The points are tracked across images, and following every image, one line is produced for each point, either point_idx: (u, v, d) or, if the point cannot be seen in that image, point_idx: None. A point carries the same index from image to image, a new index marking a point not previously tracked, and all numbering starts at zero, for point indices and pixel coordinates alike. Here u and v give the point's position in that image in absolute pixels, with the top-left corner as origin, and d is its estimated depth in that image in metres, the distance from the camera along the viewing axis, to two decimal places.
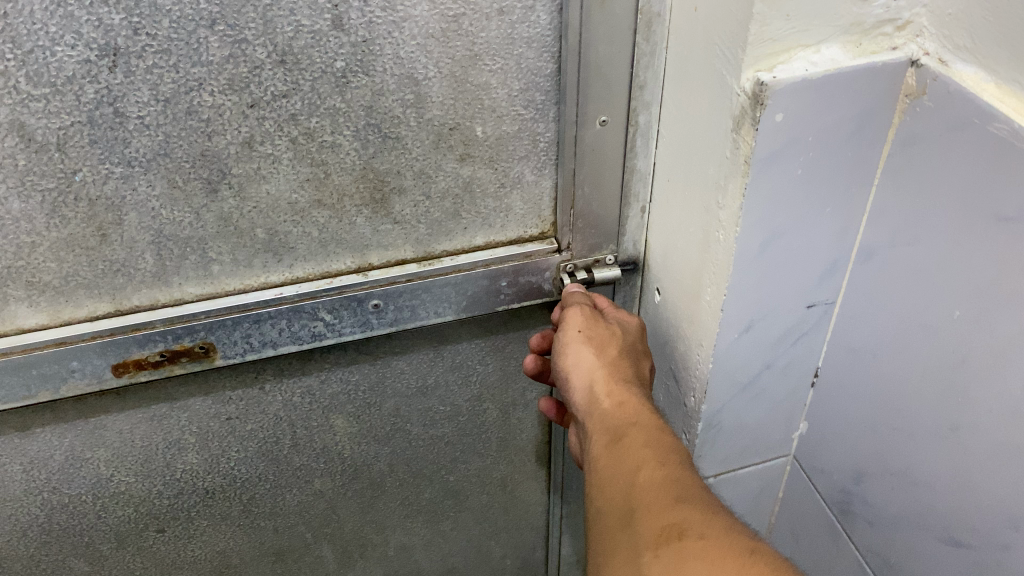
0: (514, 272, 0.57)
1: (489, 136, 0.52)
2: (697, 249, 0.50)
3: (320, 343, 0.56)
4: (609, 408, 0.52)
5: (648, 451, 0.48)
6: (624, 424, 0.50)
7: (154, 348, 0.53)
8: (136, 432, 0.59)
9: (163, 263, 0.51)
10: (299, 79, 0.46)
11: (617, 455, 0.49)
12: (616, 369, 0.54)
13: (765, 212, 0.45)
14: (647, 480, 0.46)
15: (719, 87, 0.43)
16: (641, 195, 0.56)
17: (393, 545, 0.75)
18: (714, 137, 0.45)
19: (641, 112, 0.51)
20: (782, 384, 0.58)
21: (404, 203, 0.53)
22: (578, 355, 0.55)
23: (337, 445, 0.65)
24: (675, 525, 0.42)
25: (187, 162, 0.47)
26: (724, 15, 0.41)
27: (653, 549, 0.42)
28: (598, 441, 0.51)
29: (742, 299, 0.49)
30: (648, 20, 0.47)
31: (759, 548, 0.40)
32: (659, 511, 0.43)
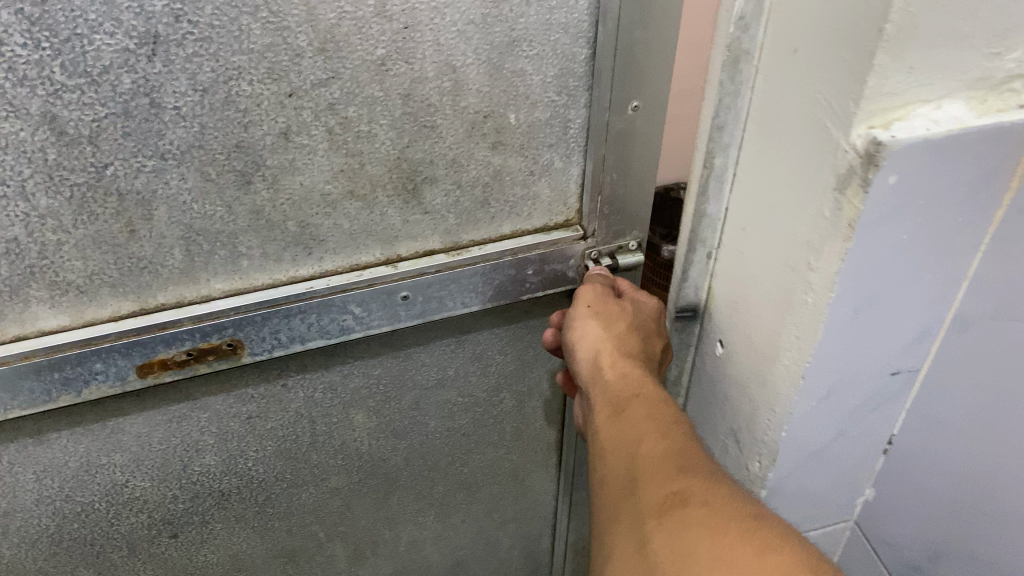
0: (540, 260, 0.57)
1: (521, 124, 0.52)
2: (777, 306, 0.48)
3: (348, 337, 0.55)
4: (614, 379, 0.54)
5: (654, 422, 0.50)
6: (630, 397, 0.52)
7: (181, 347, 0.51)
8: (154, 435, 0.57)
9: (191, 259, 0.49)
10: (339, 67, 0.45)
11: (620, 425, 0.51)
12: (622, 343, 0.55)
13: (862, 276, 0.43)
14: (650, 449, 0.48)
15: (821, 139, 0.41)
16: (709, 240, 0.54)
17: (404, 541, 0.74)
18: (807, 190, 0.43)
19: (717, 155, 0.50)
20: (854, 450, 0.56)
21: (435, 193, 0.53)
22: (586, 327, 0.56)
23: (355, 441, 0.64)
24: (677, 493, 0.44)
25: (221, 153, 0.46)
26: (831, 64, 0.39)
27: (656, 517, 0.44)
28: (603, 412, 0.52)
29: (825, 364, 0.47)
30: (735, 58, 0.46)
31: (761, 514, 0.42)
32: (662, 480, 0.45)
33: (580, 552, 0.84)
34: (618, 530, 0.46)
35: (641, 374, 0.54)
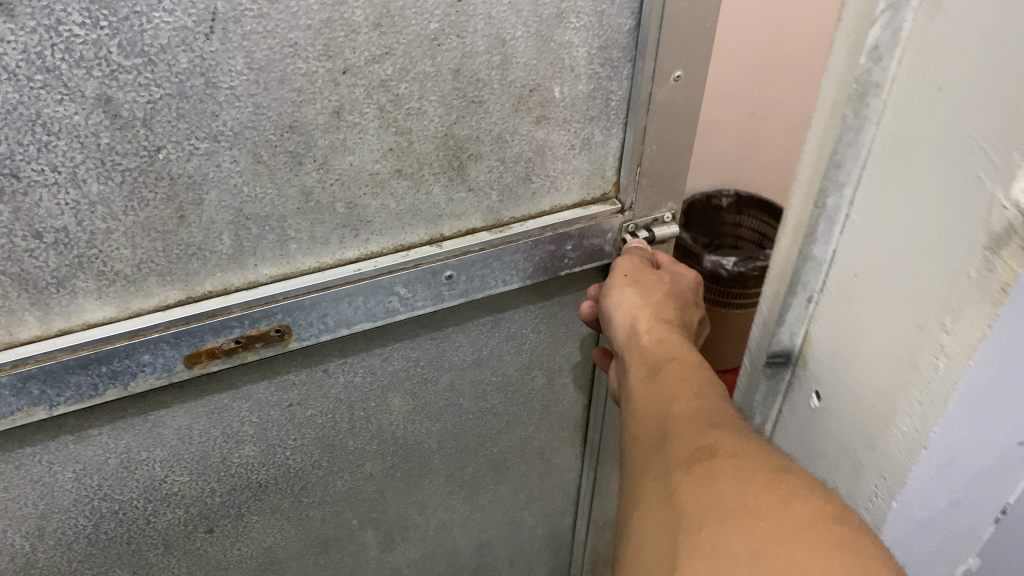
0: (580, 236, 0.57)
1: (565, 97, 0.51)
2: (897, 369, 0.41)
3: (393, 318, 0.55)
4: (648, 346, 0.54)
5: (688, 386, 0.50)
6: (664, 362, 0.53)
7: (229, 335, 0.50)
8: (195, 427, 0.55)
9: (240, 244, 0.48)
10: (393, 43, 0.45)
11: (653, 389, 0.52)
12: (659, 310, 0.56)
13: (1004, 344, 0.37)
14: (683, 410, 0.48)
15: (968, 188, 0.35)
16: (808, 286, 0.47)
17: (434, 525, 0.74)
18: (945, 240, 0.36)
19: (830, 194, 0.43)
20: (959, 518, 0.50)
21: (480, 169, 0.52)
22: (620, 296, 0.57)
23: (390, 425, 0.64)
24: (707, 447, 0.45)
25: (274, 134, 0.45)
26: (990, 104, 0.33)
27: (684, 468, 0.44)
28: (637, 376, 0.53)
29: (946, 439, 0.42)
30: (862, 88, 0.39)
31: (789, 466, 0.43)
32: (693, 436, 0.46)
33: (601, 529, 0.85)
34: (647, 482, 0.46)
35: (675, 343, 0.54)
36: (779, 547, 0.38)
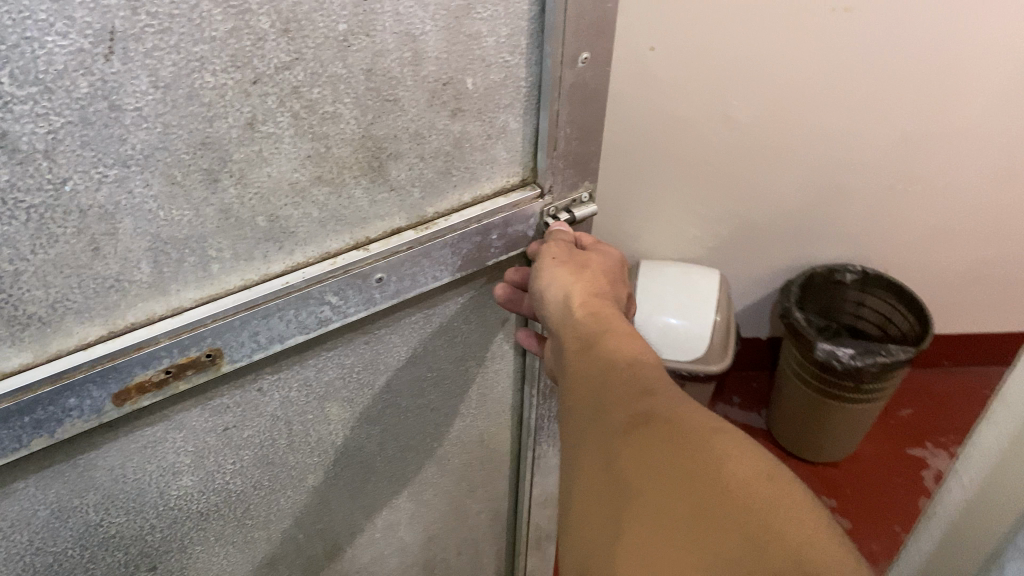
0: (504, 224, 0.57)
1: (478, 88, 0.51)
2: None
3: (325, 328, 0.54)
4: (581, 318, 0.54)
5: (619, 354, 0.51)
6: (597, 333, 0.53)
7: (158, 366, 0.48)
8: (128, 465, 0.53)
9: (160, 271, 0.46)
10: (302, 47, 0.43)
11: (586, 359, 0.51)
12: (588, 285, 0.57)
13: None
14: (617, 378, 0.48)
15: None
16: None
17: (380, 526, 0.74)
18: None
19: None
20: None
21: (400, 168, 0.51)
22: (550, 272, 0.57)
23: (330, 434, 0.63)
24: (643, 414, 0.45)
25: (187, 153, 0.43)
26: None
27: (622, 436, 0.44)
28: (569, 349, 0.53)
29: None
30: None
31: (722, 427, 0.43)
32: (628, 402, 0.46)
33: (543, 507, 0.86)
34: (582, 452, 0.46)
35: (607, 314, 0.55)
36: (712, 506, 0.38)
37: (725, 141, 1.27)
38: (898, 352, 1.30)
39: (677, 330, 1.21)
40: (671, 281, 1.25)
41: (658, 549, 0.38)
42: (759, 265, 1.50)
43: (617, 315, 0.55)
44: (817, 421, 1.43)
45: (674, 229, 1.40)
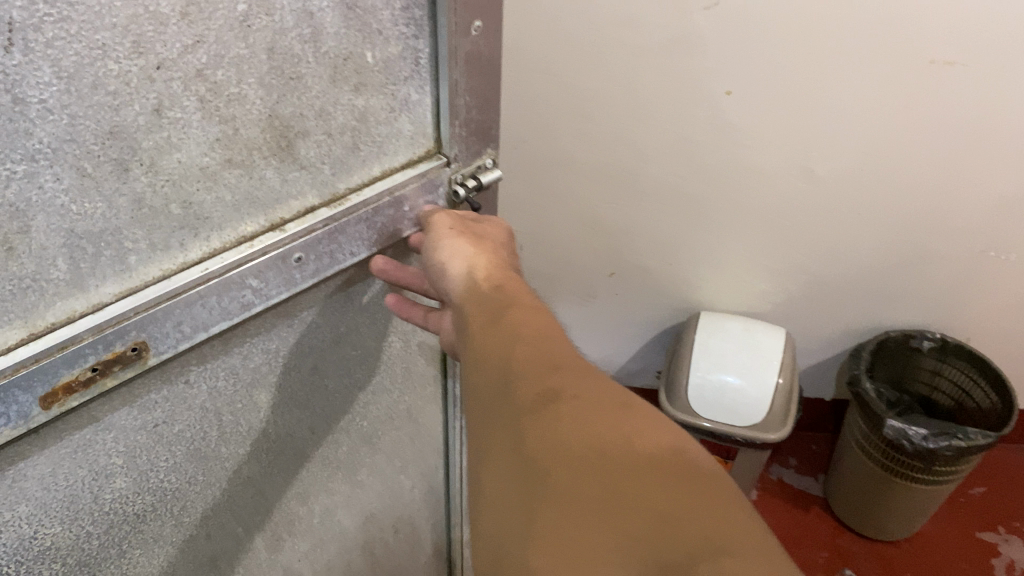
0: (415, 195, 0.59)
1: (378, 61, 0.52)
2: None
3: (250, 312, 0.54)
4: (488, 295, 0.59)
5: (525, 331, 0.55)
6: (505, 309, 0.57)
7: (85, 364, 0.47)
8: (59, 472, 0.52)
9: (76, 267, 0.46)
10: (203, 30, 0.44)
11: (492, 334, 0.55)
12: (487, 259, 0.61)
13: None
14: (522, 353, 0.53)
15: None
16: None
17: (318, 512, 0.74)
18: None
19: None
20: None
21: (308, 146, 0.52)
22: (456, 248, 0.60)
23: (261, 422, 0.63)
24: (554, 388, 0.49)
25: (96, 144, 0.43)
26: None
27: (534, 407, 0.48)
28: (474, 322, 0.57)
29: None
30: None
31: (629, 401, 0.49)
32: (539, 376, 0.50)
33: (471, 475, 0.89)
34: (495, 420, 0.49)
35: (515, 293, 0.60)
36: (627, 463, 0.43)
37: (777, 146, 1.32)
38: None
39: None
40: (735, 338, 1.55)
41: (583, 504, 0.41)
42: (833, 327, 1.68)
43: (522, 294, 0.60)
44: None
45: (731, 280, 1.63)
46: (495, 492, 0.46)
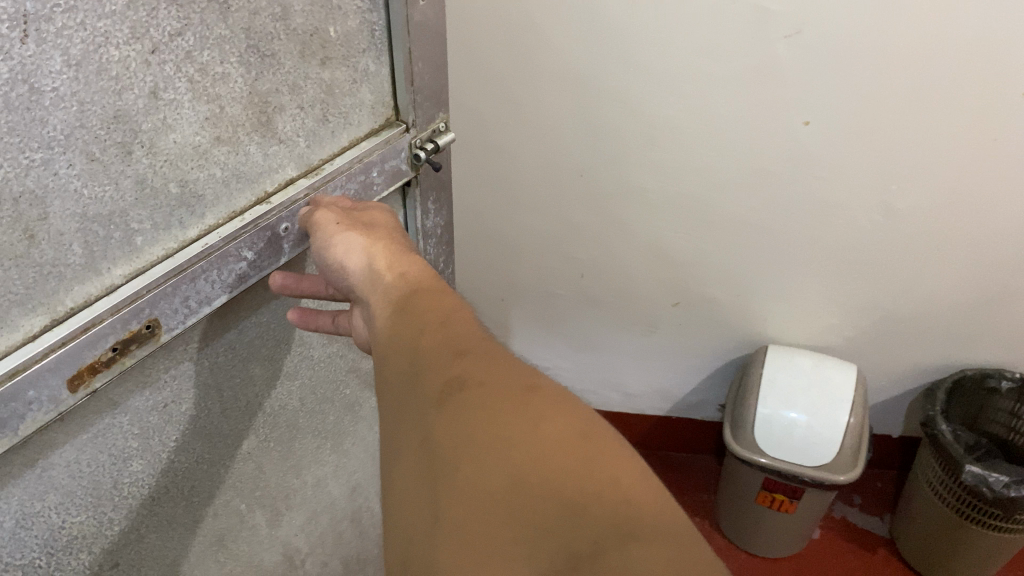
0: (381, 161, 0.65)
1: (340, 35, 0.58)
2: None
3: (245, 285, 0.57)
4: (391, 285, 0.56)
5: (430, 318, 0.51)
6: (407, 298, 0.54)
7: (105, 344, 0.49)
8: (83, 458, 0.53)
9: (90, 250, 0.48)
10: (190, 12, 0.47)
11: (394, 331, 0.52)
12: (383, 245, 0.58)
13: None
14: (427, 343, 0.49)
15: None
16: None
17: (311, 483, 0.78)
18: None
19: None
20: None
21: (285, 120, 0.56)
22: (350, 244, 0.57)
23: (257, 395, 0.66)
24: (459, 376, 0.46)
25: (102, 128, 0.45)
26: None
27: (439, 400, 0.45)
28: (381, 316, 0.55)
29: None
30: None
31: (537, 386, 0.45)
32: (445, 364, 0.47)
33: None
34: (410, 423, 0.47)
35: (420, 279, 0.56)
36: (534, 458, 0.39)
37: (843, 238, 1.31)
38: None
39: (802, 429, 1.35)
40: (805, 373, 1.41)
41: (479, 520, 0.39)
42: (983, 352, 1.47)
43: (429, 277, 0.56)
44: (947, 539, 1.45)
45: (798, 318, 1.46)
46: (417, 502, 0.44)
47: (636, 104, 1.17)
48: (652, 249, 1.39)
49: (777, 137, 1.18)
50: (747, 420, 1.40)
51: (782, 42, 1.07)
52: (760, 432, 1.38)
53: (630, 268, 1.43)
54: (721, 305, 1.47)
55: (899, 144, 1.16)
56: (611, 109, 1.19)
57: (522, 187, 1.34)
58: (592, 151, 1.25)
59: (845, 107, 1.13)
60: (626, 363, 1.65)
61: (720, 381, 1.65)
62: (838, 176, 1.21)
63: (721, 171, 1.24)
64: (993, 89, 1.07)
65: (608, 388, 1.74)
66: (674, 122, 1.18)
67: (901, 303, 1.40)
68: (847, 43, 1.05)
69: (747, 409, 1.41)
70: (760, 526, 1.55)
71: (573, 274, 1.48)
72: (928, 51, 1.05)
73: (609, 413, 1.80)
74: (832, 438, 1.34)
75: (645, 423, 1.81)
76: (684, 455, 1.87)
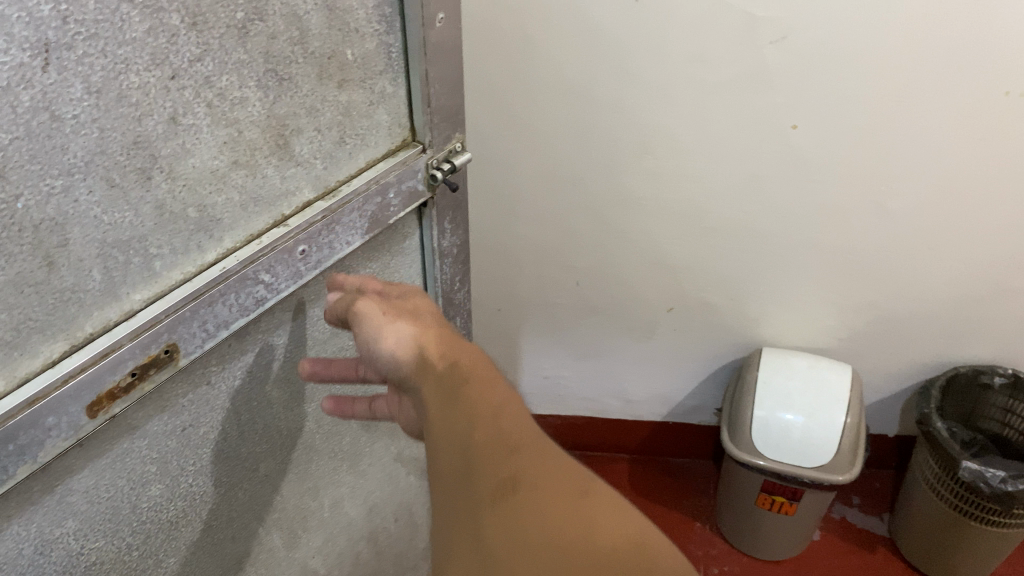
0: (398, 181, 0.64)
1: (357, 57, 0.58)
2: None
3: (263, 308, 0.57)
4: (438, 366, 0.58)
5: (480, 406, 0.54)
6: (454, 381, 0.56)
7: (124, 370, 0.48)
8: (102, 484, 0.53)
9: (110, 276, 0.47)
10: (209, 38, 0.47)
11: (443, 417, 0.54)
12: (428, 331, 0.61)
13: None
14: (480, 433, 0.51)
15: None
16: None
17: (328, 505, 0.78)
18: None
19: None
20: None
21: (302, 143, 0.56)
22: (396, 329, 0.61)
23: (274, 417, 0.66)
24: (512, 477, 0.48)
25: (122, 155, 0.45)
26: None
27: (495, 498, 0.47)
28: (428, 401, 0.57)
29: None
30: None
31: (589, 492, 0.48)
32: (500, 459, 0.49)
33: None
34: (456, 510, 0.49)
35: (464, 361, 0.58)
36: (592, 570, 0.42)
37: (848, 238, 1.36)
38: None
39: (798, 429, 1.37)
40: (798, 374, 1.44)
41: None
42: (968, 348, 1.52)
43: (475, 360, 0.59)
44: (947, 536, 1.45)
45: (794, 319, 1.50)
46: None
47: (636, 113, 1.21)
48: (655, 257, 1.42)
49: (770, 141, 1.23)
50: (743, 423, 1.41)
51: (770, 48, 1.12)
52: (757, 435, 1.39)
53: (637, 274, 1.45)
54: (723, 311, 1.50)
55: (891, 142, 1.22)
56: (611, 118, 1.22)
57: (530, 200, 1.35)
58: (597, 160, 1.28)
59: (831, 110, 1.18)
60: (630, 372, 1.65)
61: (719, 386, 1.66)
62: (837, 178, 1.27)
63: (720, 176, 1.28)
64: (976, 87, 1.14)
65: (609, 395, 1.72)
66: (670, 130, 1.23)
67: (900, 302, 1.45)
68: (833, 48, 1.11)
69: (743, 411, 1.42)
70: (762, 529, 1.53)
71: (570, 282, 1.48)
72: (907, 57, 1.11)
73: (609, 419, 1.77)
74: (830, 439, 1.36)
75: (654, 436, 1.79)
76: (685, 460, 1.84)
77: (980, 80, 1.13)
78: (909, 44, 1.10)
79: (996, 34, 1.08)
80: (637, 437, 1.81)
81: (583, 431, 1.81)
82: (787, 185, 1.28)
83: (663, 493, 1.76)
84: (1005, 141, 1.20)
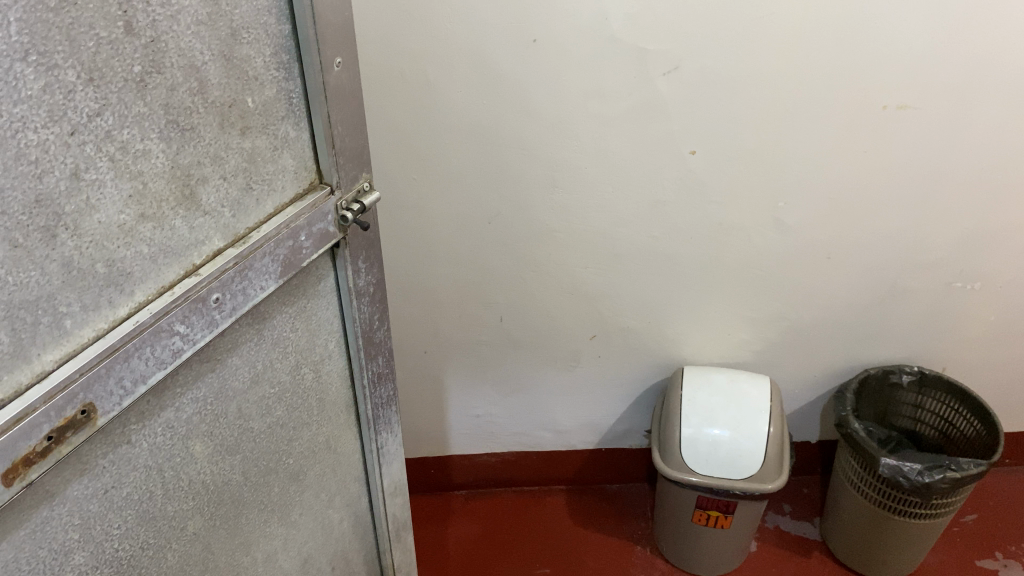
0: (308, 225, 0.65)
1: (257, 105, 0.59)
2: None
3: (180, 359, 0.56)
4: None
5: None
6: None
7: (39, 435, 0.47)
8: (22, 556, 0.50)
9: (18, 337, 0.46)
10: (107, 93, 0.47)
11: None
12: None
13: None
14: None
15: None
16: None
17: (261, 560, 0.77)
18: None
19: None
20: None
21: (207, 191, 0.57)
22: None
23: (199, 473, 0.65)
24: None
25: (24, 214, 0.44)
26: None
27: None
28: None
29: None
30: None
31: None
32: None
33: (388, 495, 0.98)
34: None
35: None
36: None
37: (752, 256, 1.41)
38: (967, 467, 1.34)
39: (725, 443, 1.40)
40: (720, 390, 1.48)
41: None
42: (875, 351, 1.59)
43: None
44: (875, 533, 1.51)
45: (710, 336, 1.55)
46: None
47: (541, 149, 1.24)
48: (571, 288, 1.45)
49: (669, 167, 1.27)
50: (672, 440, 1.43)
51: (662, 79, 1.17)
52: (685, 452, 1.41)
53: (553, 305, 1.48)
54: (641, 334, 1.54)
55: (782, 160, 1.28)
56: (518, 155, 1.25)
57: (445, 240, 1.36)
58: (508, 198, 1.31)
59: (725, 134, 1.24)
60: (558, 402, 1.67)
61: (646, 409, 1.70)
62: (734, 200, 1.33)
63: (625, 205, 1.32)
64: (855, 103, 1.22)
65: (539, 428, 1.73)
66: (574, 165, 1.27)
67: (806, 312, 1.51)
68: (720, 75, 1.17)
69: (670, 429, 1.45)
70: (698, 545, 1.56)
71: (492, 319, 1.50)
72: (788, 79, 1.18)
73: (542, 452, 1.78)
74: (754, 448, 1.40)
75: (586, 464, 1.81)
76: (618, 486, 1.86)
77: (857, 97, 1.21)
78: (790, 66, 1.17)
79: (868, 52, 1.16)
80: (574, 466, 1.82)
81: (518, 466, 1.81)
82: (691, 209, 1.34)
83: (602, 520, 1.77)
84: (885, 152, 1.28)
